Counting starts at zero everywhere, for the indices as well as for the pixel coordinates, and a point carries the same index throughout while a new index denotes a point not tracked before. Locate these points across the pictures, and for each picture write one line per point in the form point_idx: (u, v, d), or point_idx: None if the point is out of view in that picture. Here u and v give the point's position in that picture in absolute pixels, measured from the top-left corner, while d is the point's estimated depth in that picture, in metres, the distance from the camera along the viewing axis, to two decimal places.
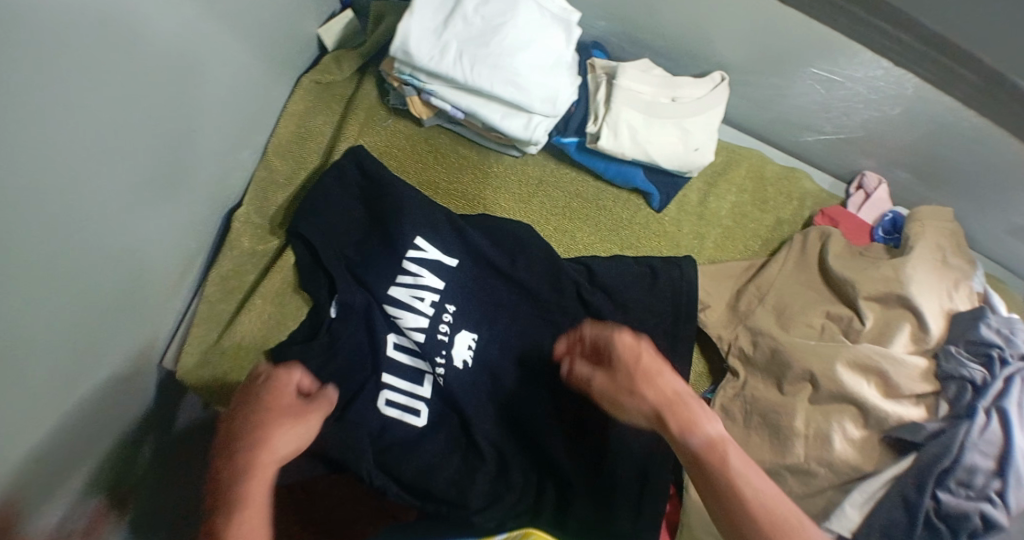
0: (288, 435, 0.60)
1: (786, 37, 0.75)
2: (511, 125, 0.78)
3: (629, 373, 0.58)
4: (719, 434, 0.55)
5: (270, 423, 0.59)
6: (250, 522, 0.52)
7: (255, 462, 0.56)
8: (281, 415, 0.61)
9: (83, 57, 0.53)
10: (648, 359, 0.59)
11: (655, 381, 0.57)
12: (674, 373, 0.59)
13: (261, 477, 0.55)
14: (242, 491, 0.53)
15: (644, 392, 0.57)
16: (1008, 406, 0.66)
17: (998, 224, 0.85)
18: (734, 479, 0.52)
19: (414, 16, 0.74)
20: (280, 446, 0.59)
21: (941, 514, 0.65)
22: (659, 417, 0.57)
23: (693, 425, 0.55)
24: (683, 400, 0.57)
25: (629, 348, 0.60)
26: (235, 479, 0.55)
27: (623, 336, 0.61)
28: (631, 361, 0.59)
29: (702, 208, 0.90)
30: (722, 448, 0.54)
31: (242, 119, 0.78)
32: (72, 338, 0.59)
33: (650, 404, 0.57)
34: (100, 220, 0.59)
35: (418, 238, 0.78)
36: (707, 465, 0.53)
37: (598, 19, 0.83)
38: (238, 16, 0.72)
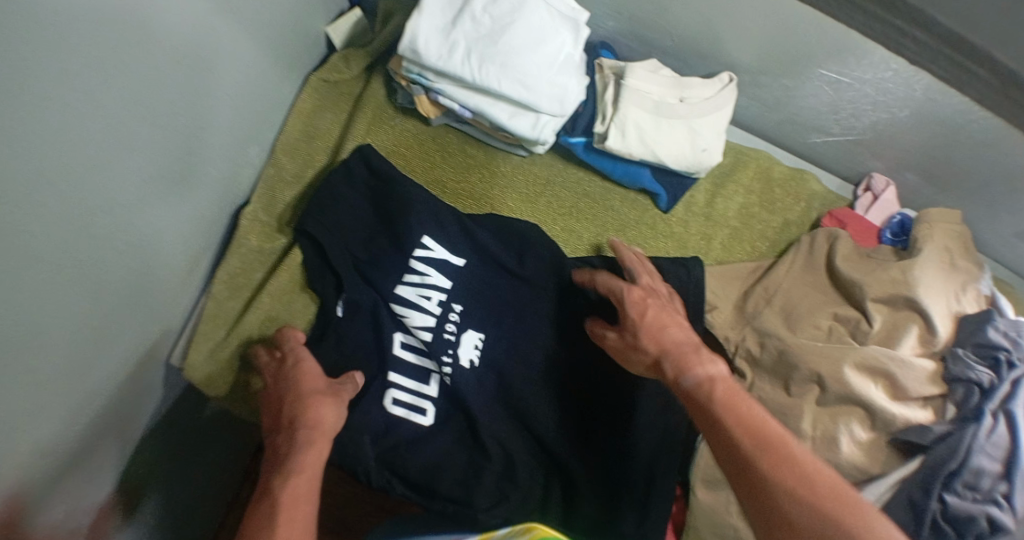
0: (340, 412, 0.65)
1: (797, 36, 0.74)
2: (519, 125, 0.78)
3: (633, 325, 0.65)
4: (711, 376, 0.58)
5: (329, 402, 0.64)
6: (305, 490, 0.57)
7: (315, 435, 0.61)
8: (334, 392, 0.66)
9: (91, 50, 0.53)
10: (653, 313, 0.65)
11: (661, 331, 0.63)
12: (678, 329, 0.63)
13: (318, 450, 0.61)
14: (301, 461, 0.59)
15: (646, 341, 0.63)
16: (1014, 408, 0.66)
17: (1007, 227, 0.85)
18: (719, 411, 0.55)
19: (422, 15, 0.74)
20: (333, 421, 0.64)
21: (947, 516, 0.64)
22: (658, 364, 0.62)
23: (687, 369, 0.59)
24: (685, 346, 0.62)
25: (638, 302, 0.67)
26: (296, 447, 0.60)
27: (633, 289, 0.68)
28: (638, 313, 0.66)
29: (709, 208, 0.90)
30: (711, 386, 0.57)
31: (250, 117, 0.78)
32: (81, 332, 0.59)
33: (652, 352, 0.63)
34: (107, 217, 0.59)
35: (425, 238, 0.78)
36: (696, 402, 0.57)
37: (608, 19, 0.83)
38: (247, 12, 0.72)
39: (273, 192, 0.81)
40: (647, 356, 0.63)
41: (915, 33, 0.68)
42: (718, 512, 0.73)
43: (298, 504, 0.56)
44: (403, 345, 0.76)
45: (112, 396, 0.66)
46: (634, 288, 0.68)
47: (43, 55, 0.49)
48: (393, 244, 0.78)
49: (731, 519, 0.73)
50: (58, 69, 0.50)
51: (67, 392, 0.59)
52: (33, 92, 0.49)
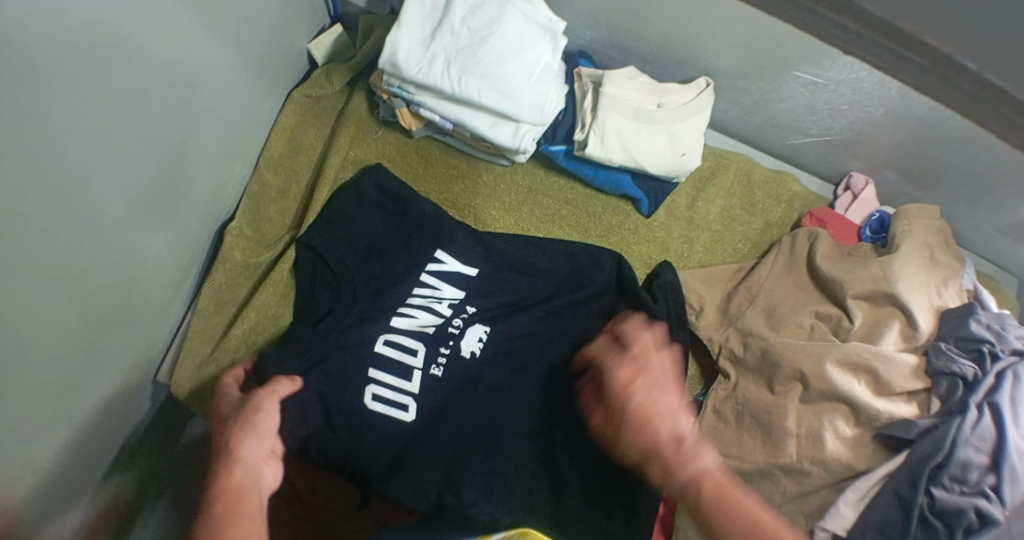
0: (263, 428, 0.60)
1: (772, 41, 0.75)
2: (500, 134, 0.79)
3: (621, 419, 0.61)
4: (703, 473, 0.57)
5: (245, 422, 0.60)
6: (230, 511, 0.53)
7: (228, 463, 0.57)
8: (251, 408, 0.62)
9: (74, 75, 0.54)
10: (639, 401, 0.60)
11: (652, 428, 0.59)
12: (666, 419, 0.59)
13: (234, 474, 0.56)
14: (216, 490, 0.55)
15: (636, 437, 0.60)
16: (1000, 401, 0.66)
17: (990, 223, 0.87)
18: (707, 517, 0.55)
19: (402, 29, 0.75)
20: (254, 442, 0.59)
21: (935, 510, 0.65)
22: (647, 461, 0.60)
23: (671, 471, 0.58)
24: (676, 442, 0.59)
25: (623, 391, 0.62)
26: (215, 482, 0.56)
27: (620, 375, 0.63)
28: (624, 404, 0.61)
29: (690, 212, 0.91)
30: (696, 489, 0.56)
31: (234, 134, 0.79)
32: (70, 348, 0.60)
33: (641, 451, 0.60)
34: (96, 232, 0.60)
35: (439, 251, 0.80)
36: (691, 504, 0.57)
37: (585, 28, 0.84)
38: (228, 31, 0.73)
39: (259, 207, 0.83)
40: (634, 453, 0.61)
41: None
42: None
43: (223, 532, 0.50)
44: (388, 342, 0.75)
45: (103, 411, 0.67)
46: (621, 371, 0.63)
47: (26, 73, 0.50)
48: (403, 257, 0.80)
49: None
50: (39, 89, 0.51)
51: (57, 408, 0.60)
52: (19, 111, 0.50)
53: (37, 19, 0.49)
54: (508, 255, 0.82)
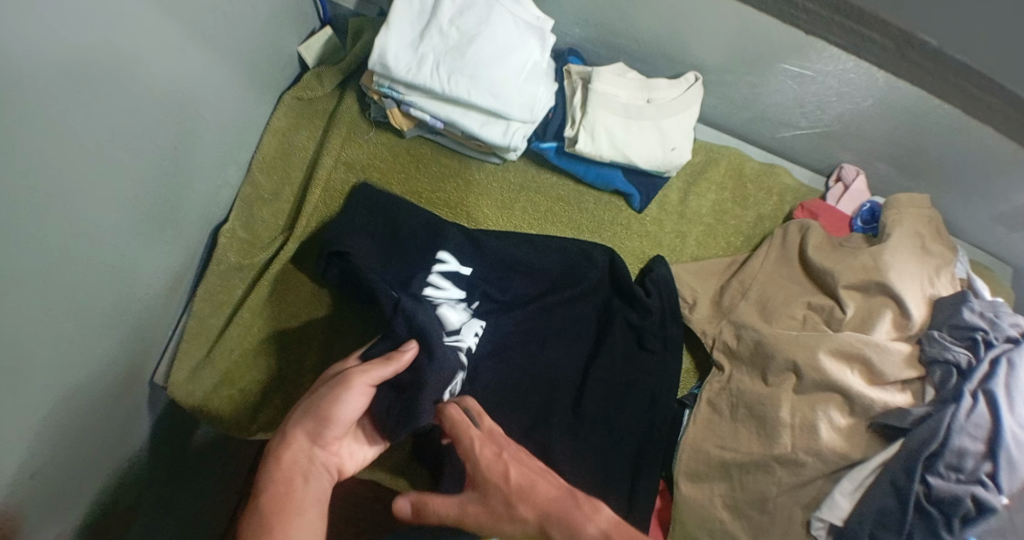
0: (333, 415, 0.59)
1: (761, 35, 0.76)
2: (491, 133, 0.80)
3: (503, 498, 0.53)
4: (609, 526, 0.50)
5: (318, 410, 0.59)
6: (281, 502, 0.54)
7: (283, 445, 0.58)
8: (334, 389, 0.60)
9: (69, 81, 0.55)
10: (513, 472, 0.55)
11: (534, 493, 0.53)
12: (549, 480, 0.54)
13: (286, 459, 0.57)
14: (268, 473, 0.56)
15: (523, 508, 0.52)
16: (994, 388, 0.66)
17: (984, 213, 0.88)
18: None
19: (391, 30, 0.76)
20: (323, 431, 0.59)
21: (931, 498, 0.65)
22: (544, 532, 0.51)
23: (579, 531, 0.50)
24: (566, 500, 0.52)
25: (495, 470, 0.55)
26: (270, 464, 0.57)
27: (484, 451, 0.56)
28: (501, 481, 0.54)
29: (683, 207, 0.92)
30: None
31: (227, 137, 0.79)
32: (67, 352, 0.60)
33: (532, 520, 0.52)
34: (92, 236, 0.61)
35: (441, 252, 0.79)
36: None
37: (573, 26, 0.85)
38: (219, 36, 0.73)
39: (251, 209, 0.83)
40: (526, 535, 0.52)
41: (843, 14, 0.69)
42: (705, 507, 0.75)
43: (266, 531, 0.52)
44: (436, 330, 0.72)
45: (101, 415, 0.67)
46: (484, 444, 0.58)
47: (22, 79, 0.50)
48: (411, 261, 0.79)
49: (717, 512, 0.75)
50: (35, 96, 0.52)
51: (56, 410, 0.60)
52: (15, 119, 0.50)
53: (34, 24, 0.50)
54: (507, 258, 0.82)
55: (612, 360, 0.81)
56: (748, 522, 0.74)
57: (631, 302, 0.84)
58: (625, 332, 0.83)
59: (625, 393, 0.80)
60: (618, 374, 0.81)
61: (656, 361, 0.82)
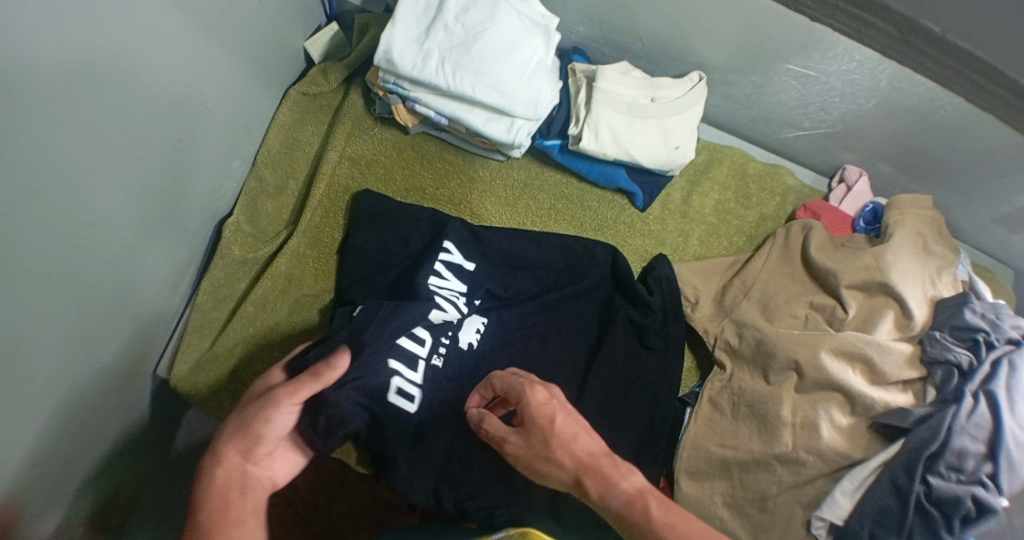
0: (261, 434, 0.56)
1: (766, 35, 0.76)
2: (494, 130, 0.80)
3: (545, 440, 0.56)
4: (639, 488, 0.55)
5: (251, 430, 0.56)
6: (216, 523, 0.52)
7: (214, 464, 0.55)
8: (259, 408, 0.56)
9: (76, 70, 0.55)
10: (560, 422, 0.57)
11: (575, 444, 0.57)
12: (590, 435, 0.58)
13: (218, 480, 0.54)
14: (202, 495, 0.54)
15: (561, 454, 0.56)
16: (995, 389, 0.66)
17: (985, 214, 0.88)
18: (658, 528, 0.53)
19: (397, 26, 0.76)
20: (256, 450, 0.56)
21: (932, 498, 0.65)
22: (577, 480, 0.56)
23: (611, 485, 0.55)
24: (603, 457, 0.57)
25: (543, 413, 0.57)
26: (201, 487, 0.54)
27: (534, 396, 0.58)
28: (547, 425, 0.57)
29: (685, 206, 0.92)
30: (639, 501, 0.54)
31: (232, 131, 0.80)
32: (69, 342, 0.60)
33: (568, 468, 0.56)
34: (97, 226, 0.61)
35: (446, 242, 0.79)
36: (629, 524, 0.53)
37: (578, 25, 0.85)
38: (225, 29, 0.74)
39: (256, 204, 0.83)
40: (560, 477, 0.56)
41: (848, 13, 0.69)
42: (704, 504, 0.76)
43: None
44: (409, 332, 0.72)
45: (102, 406, 0.67)
46: (538, 387, 0.59)
47: (28, 67, 0.50)
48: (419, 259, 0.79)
49: (716, 510, 0.75)
50: (40, 86, 0.52)
51: (59, 401, 0.60)
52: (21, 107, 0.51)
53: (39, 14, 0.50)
54: (507, 256, 0.82)
55: (614, 358, 0.81)
56: (748, 521, 0.74)
57: (634, 300, 0.83)
58: (626, 330, 0.83)
59: (626, 391, 0.80)
60: (620, 371, 0.81)
61: (657, 359, 0.82)
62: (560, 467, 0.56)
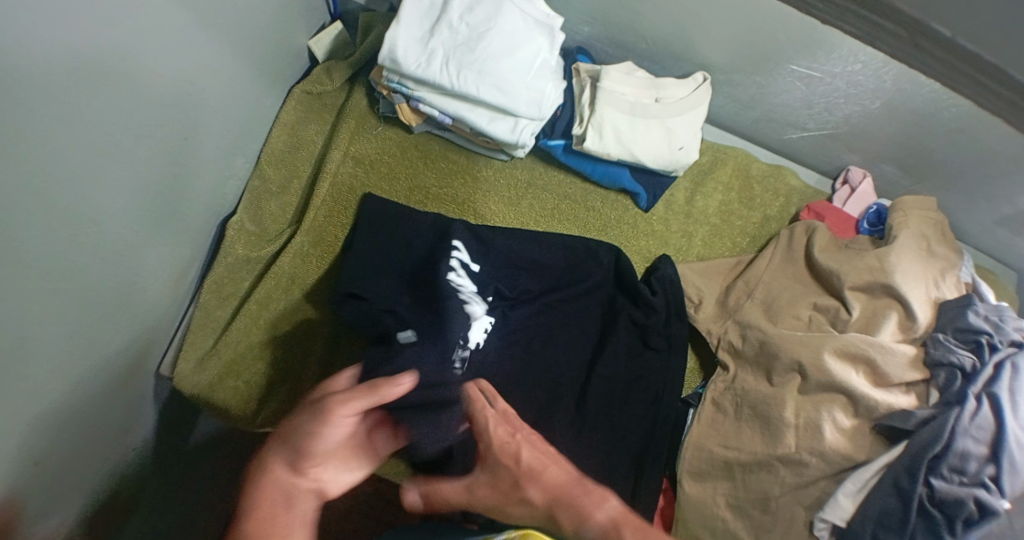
0: (309, 445, 0.54)
1: (771, 35, 0.76)
2: (498, 129, 0.80)
3: (511, 476, 0.56)
4: (614, 518, 0.51)
5: (295, 443, 0.54)
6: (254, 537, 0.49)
7: (262, 472, 0.54)
8: (311, 418, 0.55)
9: (79, 68, 0.55)
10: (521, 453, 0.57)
11: (543, 475, 0.55)
12: (564, 465, 0.56)
13: (265, 490, 0.53)
14: (247, 505, 0.52)
15: (531, 490, 0.55)
16: (998, 391, 0.66)
17: (988, 217, 0.88)
18: None
19: (401, 25, 0.76)
20: (301, 464, 0.54)
21: (935, 500, 0.65)
22: (549, 515, 0.53)
23: (585, 517, 0.51)
24: (576, 486, 0.54)
25: (506, 450, 0.58)
26: (248, 494, 0.53)
27: (498, 432, 0.59)
28: (512, 462, 0.57)
29: (689, 206, 0.92)
30: (615, 536, 0.50)
31: (235, 129, 0.80)
32: (72, 339, 0.60)
33: (540, 503, 0.54)
34: (100, 224, 0.61)
35: (456, 241, 0.79)
36: None
37: (582, 25, 0.85)
38: (229, 27, 0.74)
39: (260, 202, 0.83)
40: (534, 512, 0.54)
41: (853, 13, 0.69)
42: (706, 505, 0.76)
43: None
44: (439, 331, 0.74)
45: (105, 404, 0.67)
46: (502, 422, 0.60)
47: (32, 64, 0.50)
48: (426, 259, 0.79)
49: (719, 511, 0.75)
50: (43, 82, 0.52)
51: (61, 399, 0.60)
52: (24, 104, 0.50)
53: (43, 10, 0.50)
54: (512, 258, 0.82)
55: (617, 358, 0.81)
56: (750, 522, 0.74)
57: (637, 300, 0.83)
58: (629, 330, 0.83)
59: (629, 391, 0.80)
60: (622, 372, 0.81)
61: (660, 359, 0.82)
62: (532, 504, 0.54)
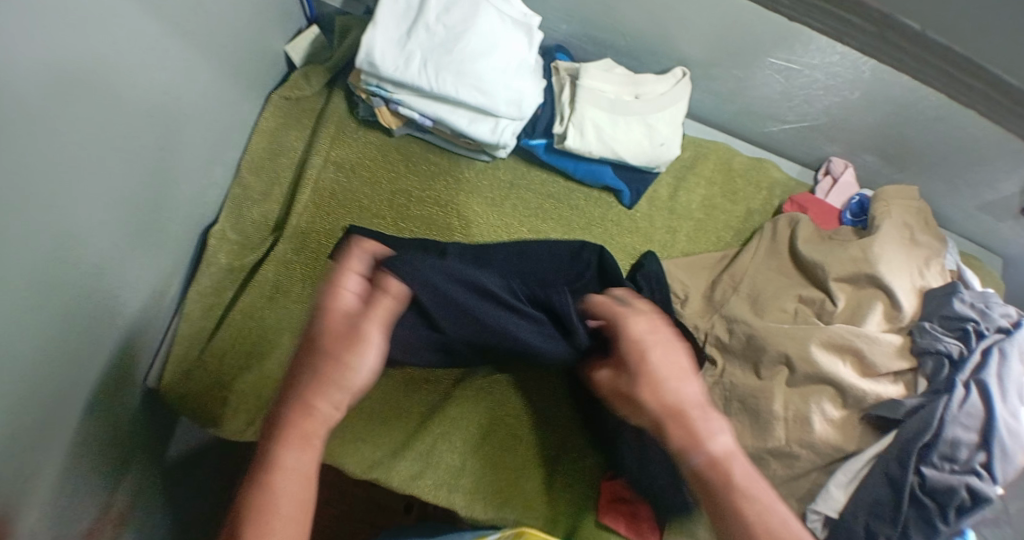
0: (333, 381, 0.54)
1: (750, 30, 0.76)
2: (479, 130, 0.80)
3: (636, 373, 0.56)
4: (724, 453, 0.52)
5: (325, 372, 0.54)
6: (285, 486, 0.49)
7: (296, 415, 0.52)
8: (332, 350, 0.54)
9: (56, 87, 0.55)
10: (657, 358, 0.56)
11: (666, 384, 0.55)
12: (687, 381, 0.55)
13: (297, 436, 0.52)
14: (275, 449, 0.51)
15: (649, 393, 0.55)
16: (987, 378, 0.66)
17: (971, 202, 0.89)
18: (731, 498, 0.50)
19: (378, 27, 0.76)
20: (331, 396, 0.54)
21: (927, 489, 0.64)
22: (660, 425, 0.54)
23: (694, 443, 0.52)
24: (693, 408, 0.54)
25: (639, 344, 0.57)
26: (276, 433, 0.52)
27: (634, 327, 0.58)
28: (640, 358, 0.56)
29: (673, 202, 0.92)
30: (715, 471, 0.51)
31: (215, 137, 0.79)
32: (57, 355, 0.60)
33: (653, 407, 0.54)
34: (80, 238, 0.61)
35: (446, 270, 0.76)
36: (702, 486, 0.51)
37: (560, 22, 0.85)
38: (206, 36, 0.73)
39: (241, 210, 0.83)
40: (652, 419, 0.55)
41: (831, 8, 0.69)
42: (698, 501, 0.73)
43: (269, 509, 0.48)
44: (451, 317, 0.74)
45: (93, 419, 0.67)
46: (649, 323, 0.58)
47: (13, 85, 0.50)
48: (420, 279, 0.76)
49: None
50: (23, 102, 0.52)
51: (48, 416, 0.59)
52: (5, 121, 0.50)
53: (20, 30, 0.50)
54: (505, 264, 0.81)
55: None
56: None
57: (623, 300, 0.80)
58: None
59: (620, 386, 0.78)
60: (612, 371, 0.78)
61: None
62: (644, 408, 0.55)
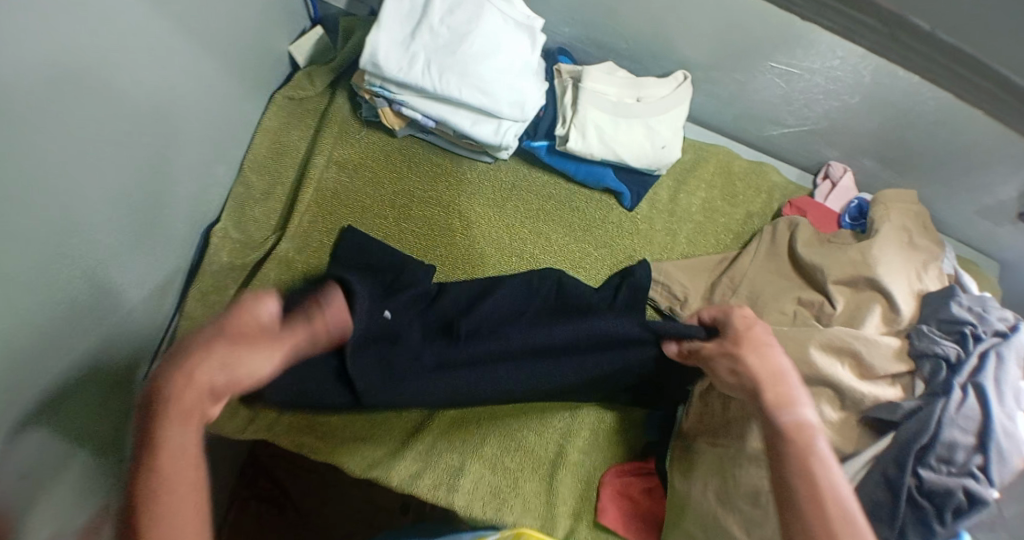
0: (227, 369, 0.51)
1: (750, 33, 0.77)
2: (482, 131, 0.80)
3: (742, 344, 0.65)
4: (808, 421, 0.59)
5: (224, 341, 0.50)
6: (179, 477, 0.47)
7: (180, 409, 0.49)
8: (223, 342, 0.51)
9: (64, 82, 0.55)
10: (762, 335, 0.66)
11: (770, 355, 0.64)
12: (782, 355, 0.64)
13: (181, 425, 0.48)
14: (165, 439, 0.48)
15: (752, 359, 0.63)
16: (984, 381, 0.67)
17: (968, 207, 0.90)
18: (811, 453, 0.56)
19: (382, 29, 0.76)
20: (217, 375, 0.50)
21: (924, 491, 0.65)
22: (757, 387, 0.62)
23: (786, 404, 0.60)
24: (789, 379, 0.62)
25: (745, 324, 0.67)
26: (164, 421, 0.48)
27: (744, 312, 0.68)
28: (747, 335, 0.65)
29: (673, 205, 0.93)
30: (801, 429, 0.58)
31: (217, 136, 0.80)
32: (59, 351, 0.60)
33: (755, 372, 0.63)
34: (83, 234, 0.61)
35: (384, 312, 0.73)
36: (787, 441, 0.58)
37: (563, 26, 0.86)
38: (211, 34, 0.74)
39: (242, 210, 0.84)
40: (748, 378, 0.63)
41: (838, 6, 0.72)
42: (696, 501, 0.73)
43: (164, 496, 0.46)
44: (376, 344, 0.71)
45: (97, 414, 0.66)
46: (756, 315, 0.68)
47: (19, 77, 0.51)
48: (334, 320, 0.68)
49: (710, 507, 0.71)
50: (28, 95, 0.52)
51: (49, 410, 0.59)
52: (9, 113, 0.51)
53: (30, 25, 0.51)
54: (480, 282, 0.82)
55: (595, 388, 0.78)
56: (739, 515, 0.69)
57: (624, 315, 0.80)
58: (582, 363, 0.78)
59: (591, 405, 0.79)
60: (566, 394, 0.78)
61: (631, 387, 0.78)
62: (744, 370, 0.64)
